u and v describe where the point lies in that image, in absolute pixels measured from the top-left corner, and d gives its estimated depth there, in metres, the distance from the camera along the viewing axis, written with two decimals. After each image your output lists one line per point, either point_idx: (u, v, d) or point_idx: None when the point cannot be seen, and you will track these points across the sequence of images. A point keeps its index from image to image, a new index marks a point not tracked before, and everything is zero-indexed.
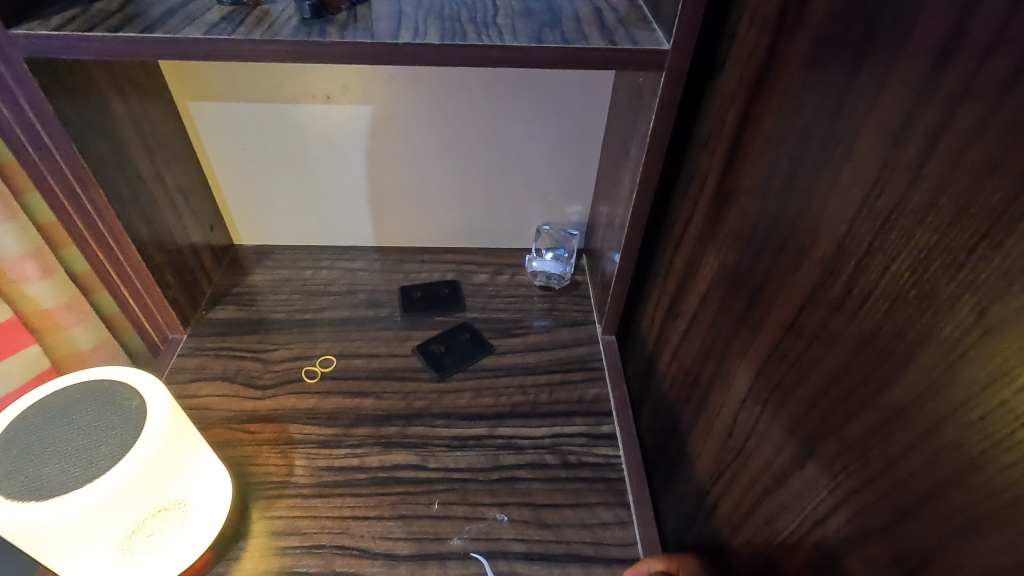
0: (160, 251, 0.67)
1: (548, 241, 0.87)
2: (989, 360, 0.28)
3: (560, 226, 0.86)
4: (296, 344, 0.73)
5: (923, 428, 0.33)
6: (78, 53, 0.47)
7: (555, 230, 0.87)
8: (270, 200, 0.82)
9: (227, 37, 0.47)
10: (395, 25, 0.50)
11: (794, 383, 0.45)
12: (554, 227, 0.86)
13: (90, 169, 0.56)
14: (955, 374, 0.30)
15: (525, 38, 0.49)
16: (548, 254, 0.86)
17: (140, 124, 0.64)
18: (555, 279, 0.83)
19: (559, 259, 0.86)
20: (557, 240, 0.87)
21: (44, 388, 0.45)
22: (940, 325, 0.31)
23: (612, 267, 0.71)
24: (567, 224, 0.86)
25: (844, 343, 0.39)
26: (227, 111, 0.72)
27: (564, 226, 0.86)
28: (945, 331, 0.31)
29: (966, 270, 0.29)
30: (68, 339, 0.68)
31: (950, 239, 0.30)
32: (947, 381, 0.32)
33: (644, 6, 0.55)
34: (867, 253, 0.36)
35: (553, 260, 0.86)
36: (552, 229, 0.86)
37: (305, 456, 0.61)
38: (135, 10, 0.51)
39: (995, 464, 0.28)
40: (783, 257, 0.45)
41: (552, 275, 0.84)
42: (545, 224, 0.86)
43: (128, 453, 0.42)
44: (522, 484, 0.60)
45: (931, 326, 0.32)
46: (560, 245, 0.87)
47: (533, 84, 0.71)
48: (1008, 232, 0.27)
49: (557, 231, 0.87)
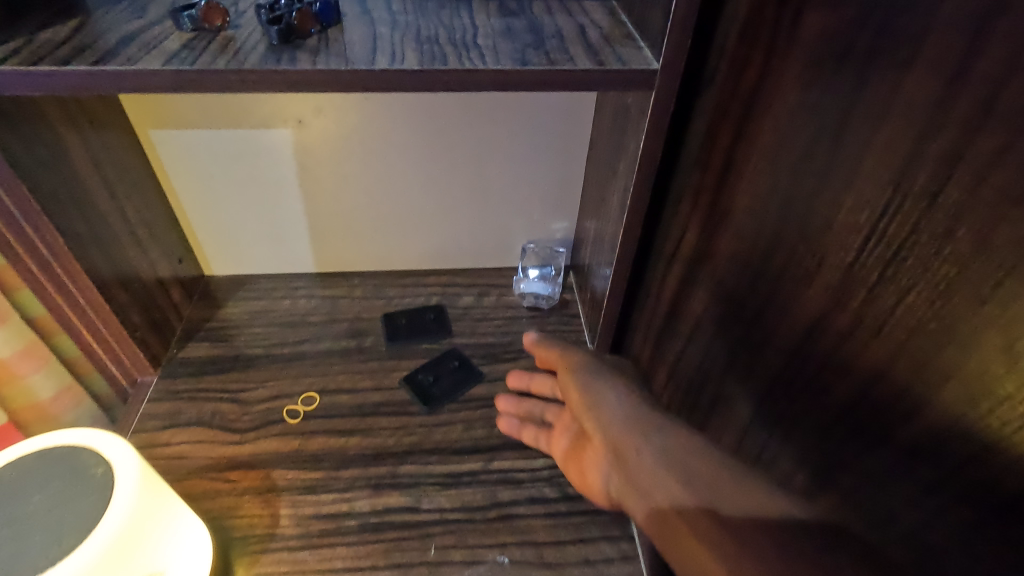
0: (125, 290, 0.63)
1: (534, 259, 0.85)
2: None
3: (546, 243, 0.84)
4: (275, 382, 0.69)
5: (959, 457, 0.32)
6: (24, 89, 0.43)
7: (540, 247, 0.84)
8: (242, 230, 0.78)
9: (188, 67, 0.44)
10: (370, 49, 0.47)
11: (805, 410, 0.44)
12: (540, 245, 0.84)
13: (42, 209, 0.52)
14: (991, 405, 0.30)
15: (509, 60, 0.46)
16: (535, 272, 0.84)
17: (96, 157, 0.60)
18: (544, 299, 0.81)
19: (546, 277, 0.84)
20: (544, 257, 0.85)
21: (2, 458, 0.41)
22: (969, 357, 0.30)
23: (602, 285, 0.69)
24: (553, 240, 0.84)
25: (861, 372, 0.38)
26: (192, 139, 0.69)
27: (550, 243, 0.84)
28: (975, 364, 0.30)
29: (994, 301, 0.29)
30: (26, 389, 0.63)
31: (975, 270, 0.29)
32: (980, 411, 0.31)
33: (628, 22, 0.53)
34: (881, 280, 0.35)
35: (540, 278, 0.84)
36: (537, 246, 0.84)
37: (290, 505, 0.58)
38: (86, 39, 0.47)
39: None
40: (786, 281, 0.43)
41: (541, 295, 0.82)
42: (530, 242, 0.84)
43: (95, 528, 0.39)
44: (522, 521, 0.57)
45: (959, 357, 0.31)
46: (547, 262, 0.85)
47: (513, 104, 0.69)
48: None
49: (542, 248, 0.84)
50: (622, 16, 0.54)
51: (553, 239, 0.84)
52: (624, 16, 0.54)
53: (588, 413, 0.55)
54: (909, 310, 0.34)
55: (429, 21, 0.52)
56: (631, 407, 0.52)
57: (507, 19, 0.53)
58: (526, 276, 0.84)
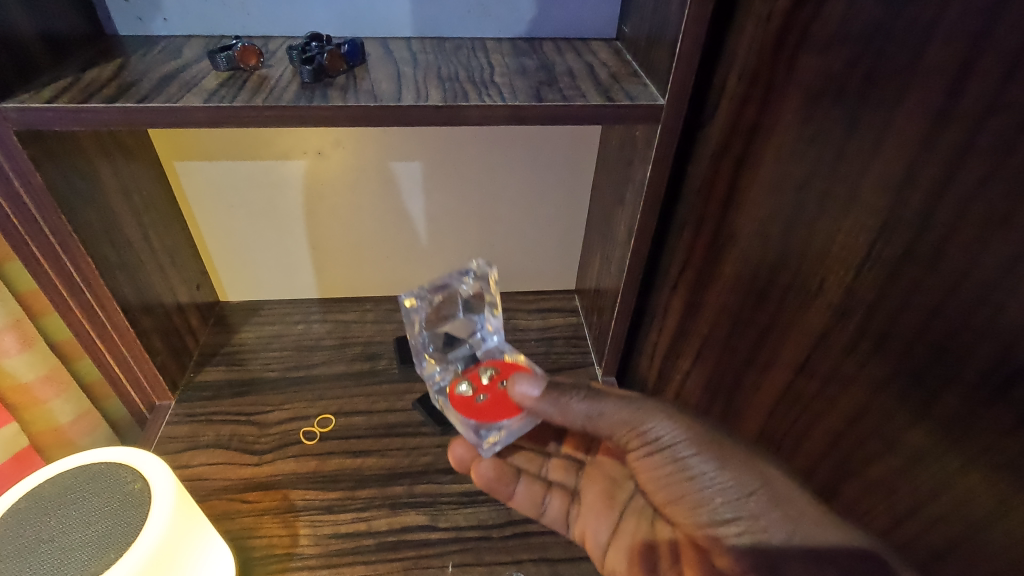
0: (148, 315, 0.65)
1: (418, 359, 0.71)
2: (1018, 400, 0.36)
3: (421, 305, 0.69)
4: (291, 404, 0.70)
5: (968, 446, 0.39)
6: (72, 125, 0.46)
7: (457, 286, 0.71)
8: (259, 257, 0.80)
9: (228, 103, 0.47)
10: (396, 86, 0.51)
11: (822, 412, 0.50)
12: (414, 302, 0.69)
13: (80, 241, 0.54)
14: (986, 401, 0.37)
15: (526, 97, 0.49)
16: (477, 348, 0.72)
17: (127, 188, 0.62)
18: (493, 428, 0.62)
19: (499, 322, 0.73)
20: (474, 308, 0.72)
21: (47, 472, 0.44)
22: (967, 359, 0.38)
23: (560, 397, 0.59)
24: (433, 295, 0.69)
25: (862, 382, 0.45)
26: (214, 169, 0.71)
27: (450, 281, 0.70)
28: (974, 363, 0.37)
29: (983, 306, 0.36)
30: (46, 413, 0.64)
31: (969, 281, 0.36)
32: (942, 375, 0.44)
33: (634, 62, 0.57)
34: (880, 295, 0.42)
35: (482, 362, 0.68)
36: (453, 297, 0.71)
37: (310, 524, 0.59)
38: (129, 79, 0.50)
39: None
40: (788, 298, 0.48)
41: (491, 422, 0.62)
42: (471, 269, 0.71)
43: (135, 542, 0.40)
44: (537, 538, 0.59)
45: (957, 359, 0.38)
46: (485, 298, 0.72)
47: (522, 138, 0.73)
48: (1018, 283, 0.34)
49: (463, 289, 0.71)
50: (627, 56, 0.58)
51: (439, 289, 0.70)
52: (630, 56, 0.58)
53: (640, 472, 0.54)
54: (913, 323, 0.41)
55: (449, 61, 0.56)
56: (678, 460, 0.51)
57: (520, 59, 0.57)
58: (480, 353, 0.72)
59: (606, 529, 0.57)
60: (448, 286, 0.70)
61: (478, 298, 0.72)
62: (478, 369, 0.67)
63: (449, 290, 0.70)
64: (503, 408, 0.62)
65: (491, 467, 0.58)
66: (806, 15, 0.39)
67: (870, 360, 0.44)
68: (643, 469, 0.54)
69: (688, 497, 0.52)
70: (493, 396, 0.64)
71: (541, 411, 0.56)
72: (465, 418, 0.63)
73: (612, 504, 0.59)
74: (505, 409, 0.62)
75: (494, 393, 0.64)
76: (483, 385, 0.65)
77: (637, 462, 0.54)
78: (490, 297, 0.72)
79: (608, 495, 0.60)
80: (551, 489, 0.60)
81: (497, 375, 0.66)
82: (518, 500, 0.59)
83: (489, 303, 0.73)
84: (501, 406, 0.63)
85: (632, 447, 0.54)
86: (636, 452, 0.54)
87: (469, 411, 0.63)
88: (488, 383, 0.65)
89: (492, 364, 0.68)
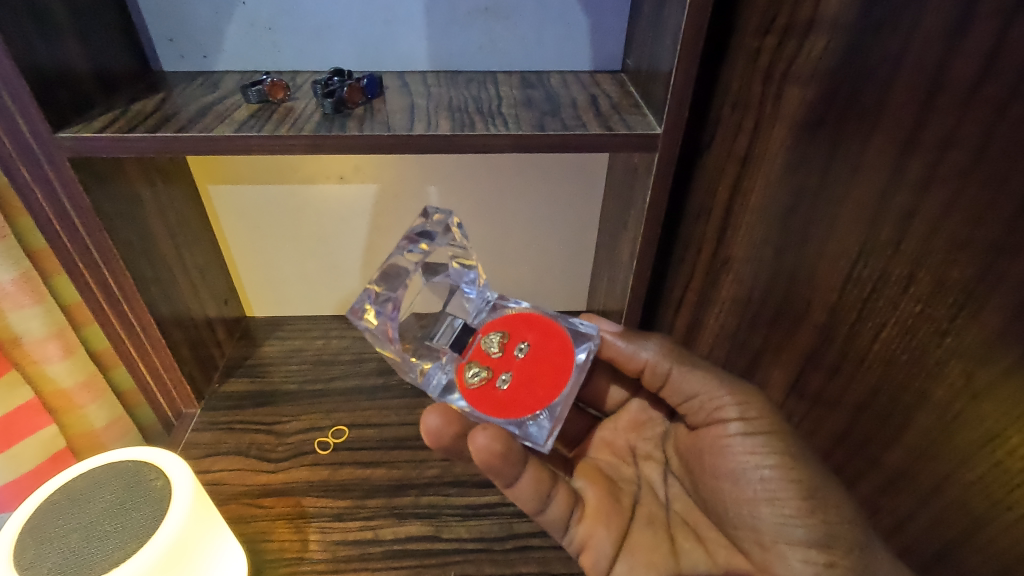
0: (178, 327, 0.69)
1: (405, 371, 0.57)
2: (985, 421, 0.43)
3: (383, 309, 0.55)
4: (308, 416, 0.74)
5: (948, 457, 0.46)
6: (117, 152, 0.51)
7: (409, 258, 0.56)
8: (284, 275, 0.85)
9: (256, 133, 0.51)
10: (409, 117, 0.55)
11: (819, 425, 0.54)
12: (373, 312, 0.55)
13: (126, 267, 0.60)
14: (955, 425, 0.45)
15: (529, 127, 0.52)
16: (458, 321, 0.58)
17: (165, 209, 0.68)
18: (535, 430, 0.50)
19: (477, 272, 0.58)
20: (439, 268, 0.59)
21: (85, 465, 0.49)
22: (935, 383, 0.44)
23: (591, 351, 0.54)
24: (387, 287, 0.56)
25: (849, 406, 0.51)
26: (243, 192, 0.77)
27: (397, 256, 0.56)
28: (940, 387, 0.44)
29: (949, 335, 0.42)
30: (83, 417, 0.68)
31: (932, 308, 0.42)
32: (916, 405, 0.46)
33: (636, 93, 0.60)
34: (859, 319, 0.47)
35: (480, 333, 0.55)
36: (410, 274, 0.57)
37: (320, 530, 0.61)
38: (169, 111, 0.55)
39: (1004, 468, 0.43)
40: (781, 322, 0.52)
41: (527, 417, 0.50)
42: (429, 210, 0.56)
43: (154, 534, 0.45)
44: (538, 552, 0.60)
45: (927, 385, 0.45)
46: (448, 251, 0.58)
47: (532, 164, 0.76)
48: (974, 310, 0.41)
49: (417, 256, 0.56)
50: (630, 88, 0.61)
51: (392, 275, 0.56)
52: (632, 88, 0.61)
53: (721, 457, 0.51)
54: (884, 345, 0.46)
55: (460, 94, 0.60)
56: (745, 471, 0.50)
57: (527, 92, 0.61)
58: (476, 316, 0.58)
59: (612, 539, 0.51)
60: (397, 266, 0.56)
61: (439, 254, 0.58)
62: (481, 342, 0.54)
63: (400, 269, 0.56)
64: (540, 384, 0.51)
65: (496, 439, 0.46)
66: (789, 52, 0.42)
67: (851, 382, 0.49)
68: (733, 453, 0.50)
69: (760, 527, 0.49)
70: (518, 372, 0.52)
71: (624, 349, 0.55)
72: (498, 416, 0.51)
73: (620, 508, 0.54)
74: (542, 386, 0.51)
75: (516, 368, 0.52)
76: (496, 362, 0.53)
77: (725, 440, 0.51)
78: (457, 242, 0.57)
79: (612, 497, 0.54)
80: (557, 481, 0.51)
81: (509, 341, 0.54)
82: (520, 489, 0.49)
83: (456, 252, 0.58)
84: (536, 385, 0.51)
85: (718, 418, 0.52)
86: (723, 427, 0.51)
87: (498, 406, 0.51)
88: (501, 355, 0.53)
89: (496, 328, 0.55)
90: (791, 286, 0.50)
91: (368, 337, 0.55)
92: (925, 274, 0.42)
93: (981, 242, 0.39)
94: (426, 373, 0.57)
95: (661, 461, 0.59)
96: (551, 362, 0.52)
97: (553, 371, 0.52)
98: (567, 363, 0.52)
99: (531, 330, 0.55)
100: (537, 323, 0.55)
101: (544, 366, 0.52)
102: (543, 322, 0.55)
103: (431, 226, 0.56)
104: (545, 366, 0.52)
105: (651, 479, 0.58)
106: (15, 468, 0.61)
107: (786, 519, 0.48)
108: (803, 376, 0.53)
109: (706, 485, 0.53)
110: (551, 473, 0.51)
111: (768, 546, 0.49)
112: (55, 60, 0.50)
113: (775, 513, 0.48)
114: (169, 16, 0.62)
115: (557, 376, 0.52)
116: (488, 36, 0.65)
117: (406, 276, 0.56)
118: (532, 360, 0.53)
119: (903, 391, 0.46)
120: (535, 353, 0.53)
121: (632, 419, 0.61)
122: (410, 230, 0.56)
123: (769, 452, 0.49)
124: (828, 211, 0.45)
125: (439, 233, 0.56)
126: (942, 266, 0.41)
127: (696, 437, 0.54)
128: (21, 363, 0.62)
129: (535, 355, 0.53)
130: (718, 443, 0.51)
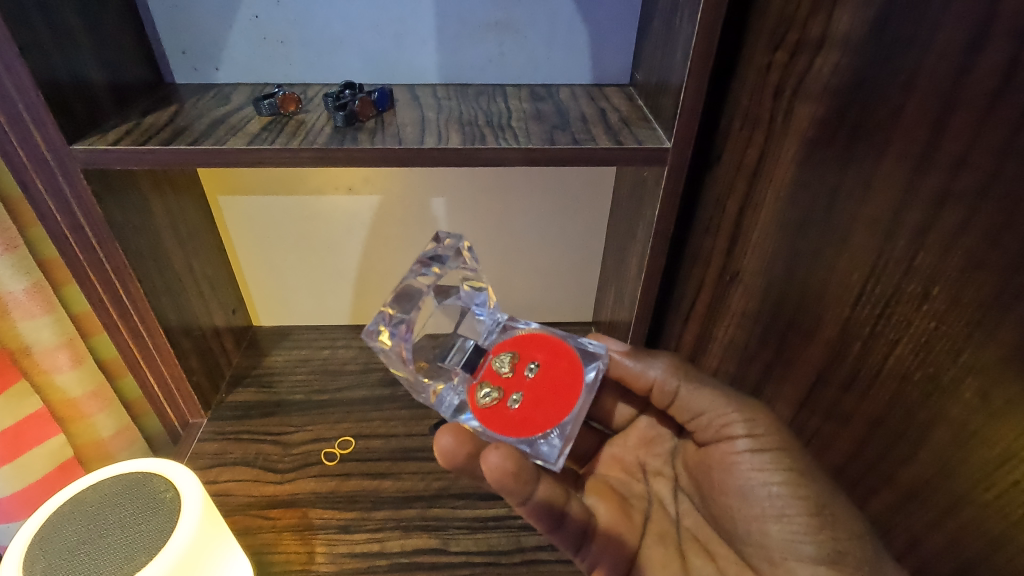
0: (186, 336, 0.69)
1: (418, 392, 0.56)
2: (998, 446, 0.42)
3: (397, 330, 0.54)
4: (314, 426, 0.74)
5: (957, 478, 0.46)
6: (130, 163, 0.51)
7: (421, 281, 0.56)
8: (291, 285, 0.85)
9: (269, 145, 0.51)
10: (419, 130, 0.55)
11: (829, 441, 0.53)
12: (387, 333, 0.54)
13: (138, 278, 0.60)
14: (969, 450, 0.44)
15: (539, 140, 0.52)
16: (470, 342, 0.59)
17: (175, 219, 0.68)
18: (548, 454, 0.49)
19: (487, 294, 0.60)
20: (450, 291, 0.59)
21: (96, 475, 0.49)
22: (949, 405, 0.44)
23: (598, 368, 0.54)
24: (401, 309, 0.55)
25: (860, 421, 0.50)
26: (252, 203, 0.77)
27: (410, 279, 0.55)
28: (955, 409, 0.44)
29: (964, 353, 0.42)
30: (90, 426, 0.68)
31: (948, 326, 0.42)
32: (928, 425, 0.46)
33: (644, 107, 0.60)
34: (870, 336, 0.47)
35: (491, 354, 0.56)
36: (423, 295, 0.56)
37: (326, 543, 0.61)
38: (182, 123, 0.56)
39: (1005, 485, 0.43)
40: (792, 337, 0.52)
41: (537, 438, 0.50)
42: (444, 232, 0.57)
43: (164, 546, 0.45)
44: (545, 566, 0.59)
45: (940, 406, 0.45)
46: (460, 273, 0.58)
47: (537, 177, 0.77)
48: (995, 326, 0.40)
49: (430, 278, 0.56)
50: (638, 101, 0.62)
51: (406, 297, 0.55)
52: (641, 101, 0.61)
53: (729, 472, 0.51)
54: (898, 361, 0.46)
55: (470, 107, 0.61)
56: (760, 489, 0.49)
57: (537, 105, 0.61)
58: (487, 337, 0.59)
59: (624, 558, 0.52)
60: (410, 288, 0.55)
61: (451, 277, 0.58)
62: (493, 362, 0.54)
63: (414, 291, 0.55)
64: (550, 405, 0.51)
65: (509, 458, 0.46)
66: (800, 67, 0.42)
67: (864, 398, 0.49)
68: (740, 470, 0.50)
69: (769, 545, 0.48)
70: (529, 391, 0.52)
71: (629, 371, 0.56)
72: (508, 434, 0.50)
73: (631, 525, 0.54)
74: (553, 405, 0.51)
75: (527, 387, 0.52)
76: (507, 381, 0.53)
77: (733, 456, 0.51)
78: (467, 266, 0.58)
79: (623, 513, 0.54)
80: (572, 500, 0.50)
81: (520, 361, 0.54)
82: (531, 511, 0.47)
83: (467, 275, 0.58)
84: (547, 404, 0.51)
85: (726, 434, 0.52)
86: (731, 444, 0.51)
87: (510, 425, 0.50)
88: (512, 375, 0.53)
89: (506, 349, 0.56)
90: (805, 300, 0.50)
91: (382, 359, 0.55)
92: (940, 292, 0.41)
93: (993, 261, 0.39)
94: (440, 394, 0.56)
95: (667, 472, 0.59)
96: (561, 383, 0.52)
97: (564, 389, 0.52)
98: (577, 382, 0.52)
99: (541, 350, 0.55)
100: (546, 342, 0.56)
101: (554, 388, 0.52)
102: (553, 343, 0.55)
103: (442, 250, 0.56)
104: (556, 385, 0.52)
105: (661, 492, 0.58)
106: (23, 478, 0.61)
107: (796, 536, 0.47)
108: (813, 392, 0.53)
109: (716, 500, 0.52)
110: (565, 491, 0.50)
111: (778, 562, 0.48)
112: (72, 73, 0.51)
113: (784, 529, 0.48)
114: (182, 29, 0.63)
115: (567, 396, 0.51)
116: (498, 49, 0.65)
117: (419, 298, 0.56)
118: (544, 380, 0.53)
119: (917, 408, 0.46)
120: (545, 372, 0.53)
121: (642, 435, 0.61)
122: (423, 253, 0.56)
123: (778, 468, 0.49)
124: (838, 227, 0.45)
125: (451, 256, 0.56)
126: (956, 285, 0.40)
127: (704, 454, 0.54)
128: (30, 373, 0.62)
129: (546, 374, 0.53)
130: (726, 460, 0.51)
